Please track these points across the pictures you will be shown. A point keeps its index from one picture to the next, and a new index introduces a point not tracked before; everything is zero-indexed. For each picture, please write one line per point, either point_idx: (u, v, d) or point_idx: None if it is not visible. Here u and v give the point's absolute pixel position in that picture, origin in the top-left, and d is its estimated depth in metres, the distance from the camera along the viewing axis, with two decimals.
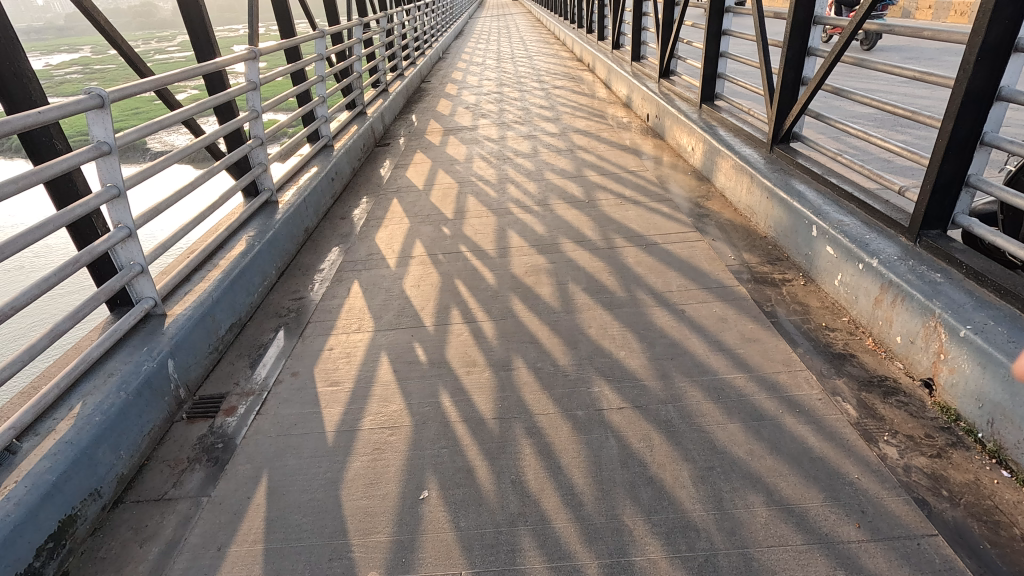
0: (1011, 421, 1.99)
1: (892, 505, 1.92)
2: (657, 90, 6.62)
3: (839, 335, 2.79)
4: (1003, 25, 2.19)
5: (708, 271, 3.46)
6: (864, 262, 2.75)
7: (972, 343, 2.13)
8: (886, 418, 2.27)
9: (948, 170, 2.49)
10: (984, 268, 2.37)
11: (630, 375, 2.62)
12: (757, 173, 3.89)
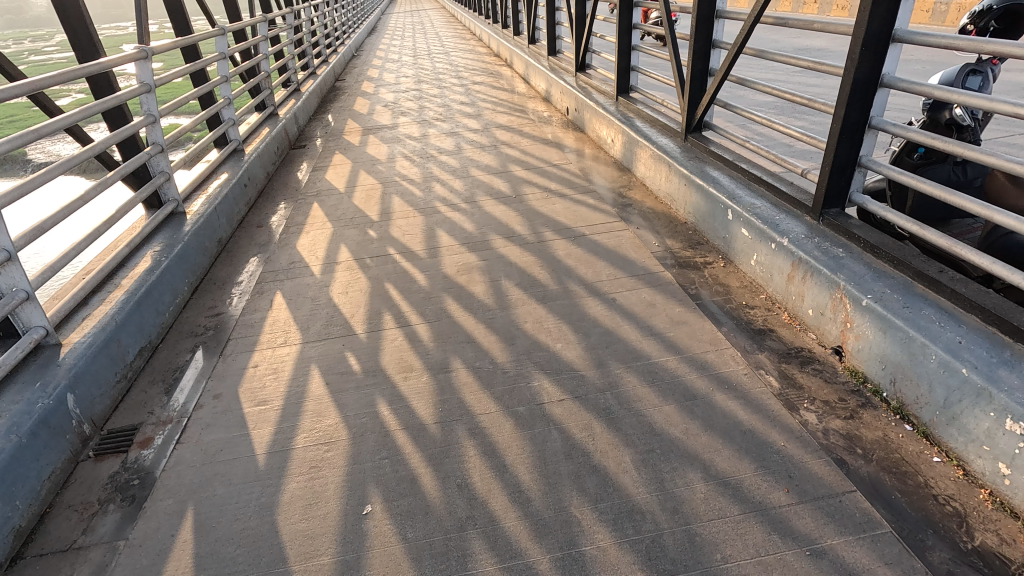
0: (910, 379, 2.18)
1: (816, 467, 2.05)
2: (575, 83, 6.74)
3: (758, 311, 2.96)
4: (881, 18, 2.38)
5: (635, 259, 3.56)
6: (776, 241, 2.93)
7: (873, 311, 2.31)
8: (805, 387, 2.43)
9: (843, 152, 2.69)
10: (879, 241, 2.59)
11: (569, 367, 2.65)
12: (673, 162, 4.05)
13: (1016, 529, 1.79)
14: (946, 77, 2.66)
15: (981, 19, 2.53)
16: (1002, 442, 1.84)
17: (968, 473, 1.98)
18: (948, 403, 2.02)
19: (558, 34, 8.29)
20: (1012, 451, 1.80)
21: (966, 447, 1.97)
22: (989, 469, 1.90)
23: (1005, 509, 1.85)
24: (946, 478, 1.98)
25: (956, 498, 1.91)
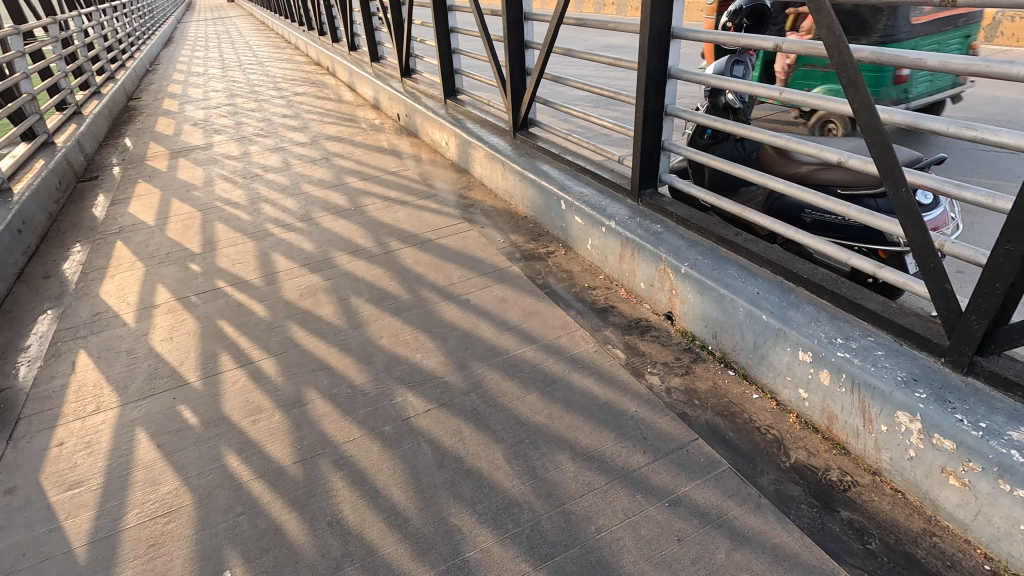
0: (726, 331, 2.49)
1: (664, 424, 2.27)
2: (402, 89, 6.67)
3: (599, 291, 3.18)
4: (661, 18, 2.67)
5: (483, 257, 3.62)
6: (605, 225, 3.17)
7: (691, 276, 2.61)
8: (647, 353, 2.68)
9: (649, 138, 2.99)
10: (688, 214, 2.93)
11: (431, 375, 2.61)
12: (507, 160, 4.19)
13: (818, 441, 2.14)
14: (718, 67, 3.08)
15: (736, 17, 2.96)
16: (798, 371, 2.18)
17: (779, 402, 2.31)
18: (756, 346, 2.34)
19: (378, 39, 8.11)
20: (806, 377, 2.15)
21: (775, 381, 2.31)
22: (793, 396, 2.24)
23: (809, 426, 2.20)
24: (764, 410, 2.30)
25: (773, 425, 2.23)
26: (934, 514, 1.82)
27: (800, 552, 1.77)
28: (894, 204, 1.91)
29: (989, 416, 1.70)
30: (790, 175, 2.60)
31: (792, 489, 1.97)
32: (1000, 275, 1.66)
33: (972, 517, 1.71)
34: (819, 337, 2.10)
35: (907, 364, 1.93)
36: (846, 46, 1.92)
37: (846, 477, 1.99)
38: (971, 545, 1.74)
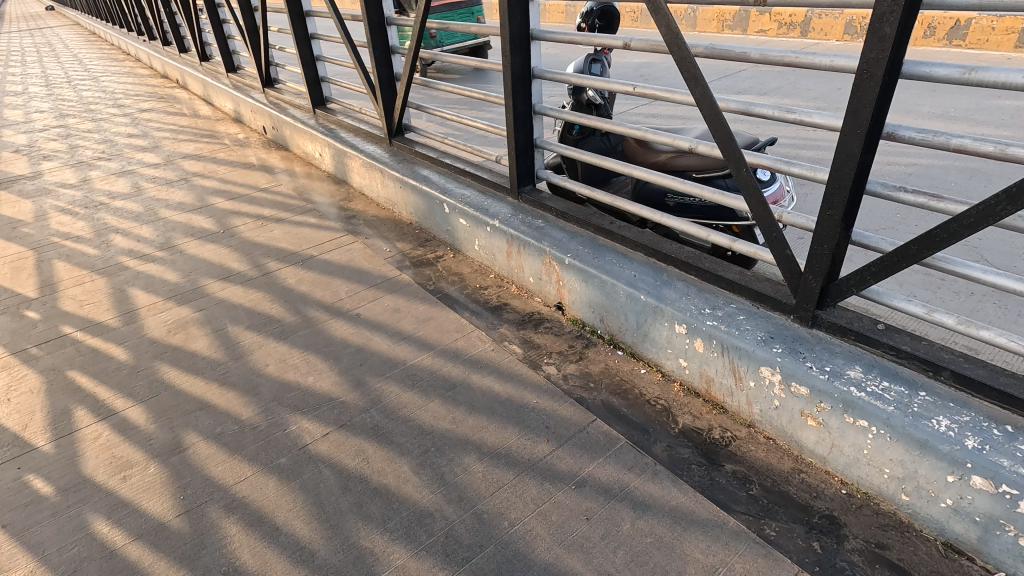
0: (612, 314, 2.63)
1: (564, 411, 2.35)
2: (265, 100, 6.28)
3: (491, 290, 3.22)
4: (519, 20, 2.76)
5: (370, 269, 3.52)
6: (489, 225, 3.21)
7: (574, 266, 2.73)
8: (542, 345, 2.76)
9: (522, 137, 3.08)
10: (565, 207, 3.05)
11: (325, 398, 2.49)
12: (385, 168, 4.10)
13: (700, 405, 2.33)
14: (578, 66, 3.24)
15: (588, 18, 3.13)
16: (677, 343, 2.36)
17: (665, 374, 2.49)
18: (639, 324, 2.50)
19: (232, 48, 7.56)
20: (684, 347, 2.33)
21: (658, 355, 2.48)
22: (675, 366, 2.42)
23: (691, 392, 2.38)
24: (652, 383, 2.47)
25: (661, 396, 2.39)
26: (799, 453, 2.06)
27: (694, 509, 1.92)
28: (738, 183, 2.13)
29: (831, 360, 1.95)
30: (652, 163, 2.80)
31: (682, 452, 2.13)
32: (825, 237, 1.91)
33: (828, 450, 1.96)
34: (690, 309, 2.29)
35: (764, 324, 2.16)
36: (684, 43, 2.11)
37: (726, 433, 2.19)
38: (830, 474, 1.99)
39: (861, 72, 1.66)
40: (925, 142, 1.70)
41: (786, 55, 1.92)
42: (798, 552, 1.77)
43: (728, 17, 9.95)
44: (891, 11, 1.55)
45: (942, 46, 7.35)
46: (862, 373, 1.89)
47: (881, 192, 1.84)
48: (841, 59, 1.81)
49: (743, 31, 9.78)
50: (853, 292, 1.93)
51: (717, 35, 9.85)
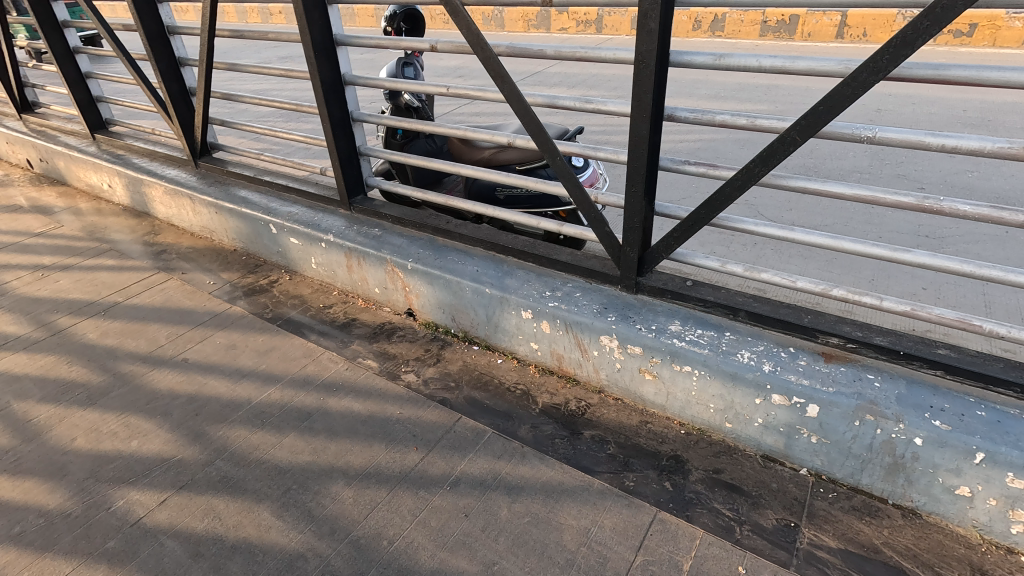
0: (462, 312, 2.67)
1: (429, 416, 2.34)
2: (24, 128, 5.25)
3: (336, 308, 3.07)
4: (319, 25, 2.65)
5: (193, 306, 3.15)
6: (324, 240, 3.06)
7: (418, 270, 2.72)
8: (398, 354, 2.71)
9: (344, 145, 2.96)
10: (400, 213, 3.02)
11: (157, 460, 2.18)
12: (193, 193, 3.68)
13: (555, 381, 2.47)
14: (390, 70, 3.21)
15: (393, 21, 3.12)
16: (525, 328, 2.47)
17: (519, 359, 2.59)
18: (489, 317, 2.57)
19: None
20: (533, 331, 2.45)
21: (511, 342, 2.57)
22: (527, 350, 2.53)
23: (546, 371, 2.52)
24: (510, 371, 2.56)
25: (520, 381, 2.49)
26: (644, 406, 2.29)
27: (562, 480, 2.04)
28: (556, 171, 2.28)
29: (656, 319, 2.20)
30: (477, 160, 2.88)
31: (545, 430, 2.25)
32: (634, 211, 2.14)
33: (665, 398, 2.20)
34: (532, 295, 2.41)
35: (598, 297, 2.35)
36: (486, 43, 2.19)
37: (581, 403, 2.36)
38: (670, 420, 2.24)
39: (638, 63, 1.88)
40: (696, 120, 1.97)
41: (577, 50, 2.11)
42: (654, 495, 1.97)
43: (532, 17, 10.58)
44: (652, 9, 1.77)
45: (707, 37, 8.59)
46: (681, 325, 2.16)
47: (671, 167, 2.09)
48: (622, 52, 2.03)
49: (547, 30, 10.46)
50: (664, 255, 2.20)
51: (524, 34, 10.41)
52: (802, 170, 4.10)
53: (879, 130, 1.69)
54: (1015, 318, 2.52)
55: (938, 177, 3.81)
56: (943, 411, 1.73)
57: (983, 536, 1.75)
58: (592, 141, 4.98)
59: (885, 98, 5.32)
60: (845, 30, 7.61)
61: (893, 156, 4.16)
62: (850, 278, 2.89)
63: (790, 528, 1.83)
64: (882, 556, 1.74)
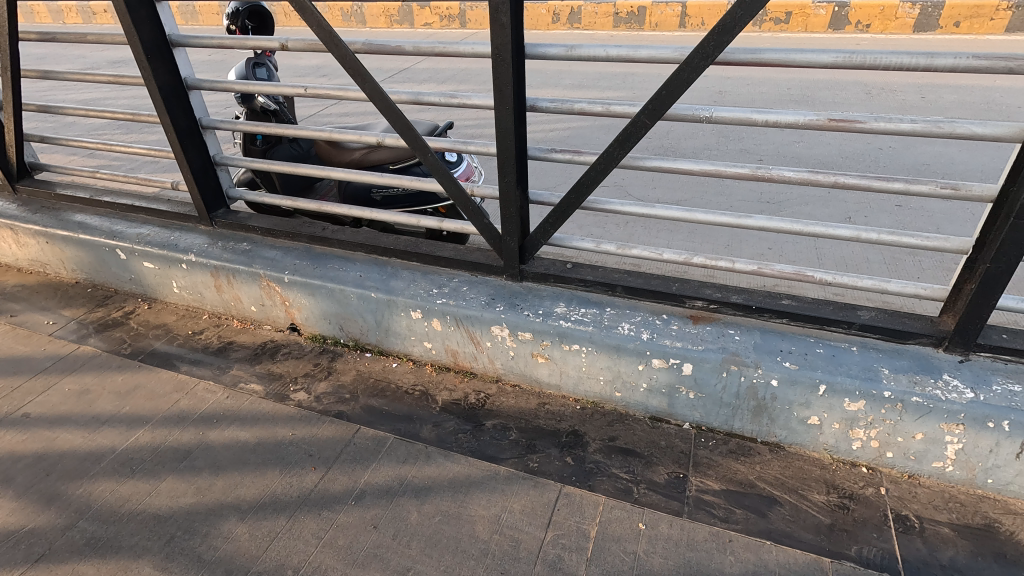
0: (349, 320, 2.57)
1: (326, 432, 2.24)
2: None
3: (209, 333, 2.82)
4: (148, 25, 2.39)
5: (30, 352, 2.74)
6: (184, 261, 2.79)
7: (296, 282, 2.57)
8: (284, 373, 2.55)
9: (195, 156, 2.71)
10: (270, 223, 2.83)
11: (3, 536, 1.89)
12: (14, 222, 3.18)
13: (453, 377, 2.47)
14: (240, 71, 3.01)
15: (237, 19, 2.92)
16: (417, 328, 2.44)
17: (415, 360, 2.55)
18: (378, 322, 2.51)
19: None
20: (425, 330, 2.43)
21: (404, 344, 2.52)
22: (422, 350, 2.50)
23: (443, 368, 2.51)
24: (406, 373, 2.52)
25: (417, 383, 2.46)
26: (541, 389, 2.36)
27: (469, 473, 2.05)
28: (429, 168, 2.25)
29: (542, 304, 2.27)
30: (349, 162, 2.79)
31: (448, 427, 2.25)
32: (509, 201, 2.18)
33: (559, 378, 2.29)
34: (420, 294, 2.39)
35: (485, 288, 2.38)
36: (339, 40, 2.11)
37: (480, 395, 2.38)
38: (566, 397, 2.33)
39: (495, 57, 1.91)
40: (557, 109, 2.03)
41: (435, 45, 2.09)
42: (558, 471, 2.05)
43: (394, 12, 10.37)
44: (502, 3, 1.81)
45: (567, 29, 8.96)
46: (566, 306, 2.25)
47: (539, 156, 2.15)
48: (479, 46, 2.06)
49: (411, 25, 10.31)
50: (543, 242, 2.27)
51: (387, 30, 10.18)
52: (661, 150, 4.43)
53: (714, 110, 1.87)
54: (841, 267, 2.93)
55: (772, 149, 4.30)
56: (791, 353, 1.97)
57: (833, 456, 2.03)
58: (466, 135, 5.00)
59: (724, 81, 5.90)
60: (686, 20, 8.32)
61: (735, 133, 4.63)
62: (709, 246, 3.18)
63: (680, 479, 2.00)
64: (757, 489, 1.95)
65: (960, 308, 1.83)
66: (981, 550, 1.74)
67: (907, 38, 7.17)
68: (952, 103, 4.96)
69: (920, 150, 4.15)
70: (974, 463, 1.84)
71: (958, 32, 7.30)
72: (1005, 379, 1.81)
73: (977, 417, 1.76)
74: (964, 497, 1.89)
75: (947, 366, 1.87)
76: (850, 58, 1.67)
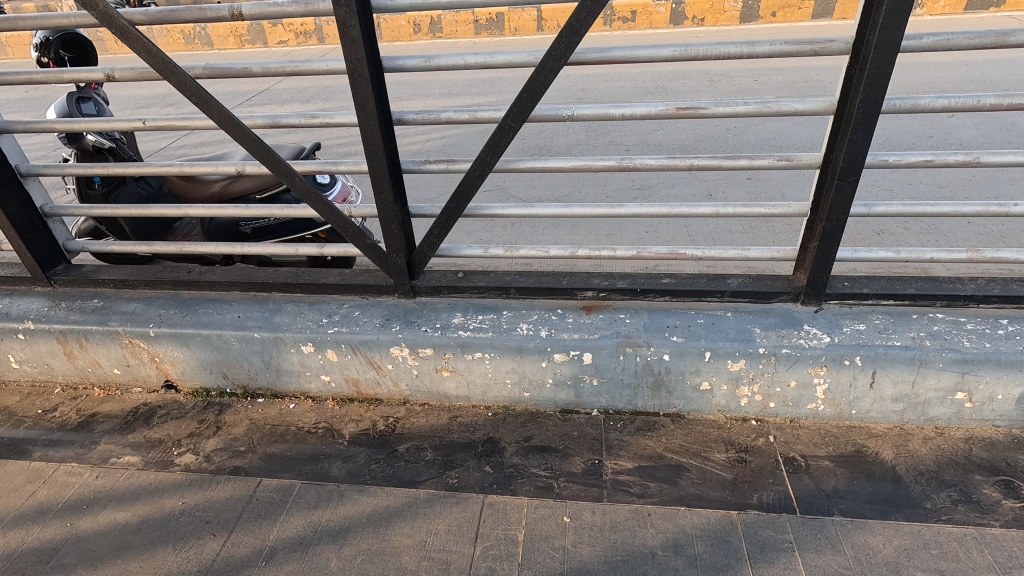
0: (233, 366, 2.37)
1: (222, 492, 2.04)
2: None
3: (65, 409, 2.46)
4: None
5: None
6: (21, 330, 2.41)
7: (165, 334, 2.32)
8: (165, 437, 2.29)
9: (15, 208, 2.33)
10: (124, 273, 2.52)
11: None
12: None
13: (357, 408, 2.36)
14: (60, 108, 2.67)
15: (48, 50, 2.58)
16: (311, 363, 2.30)
17: (314, 397, 2.41)
18: (266, 362, 2.33)
19: None
20: (320, 363, 2.29)
21: (299, 382, 2.37)
22: (320, 385, 2.36)
23: (345, 400, 2.38)
24: (306, 413, 2.36)
25: (320, 420, 2.32)
26: (450, 402, 2.33)
27: (388, 504, 1.97)
28: (299, 193, 2.11)
29: (438, 317, 2.24)
30: (209, 195, 2.62)
31: (359, 460, 2.14)
32: (390, 218, 2.12)
33: (466, 388, 2.27)
34: (309, 326, 2.25)
35: (378, 310, 2.30)
36: (175, 66, 1.93)
37: (389, 420, 2.29)
38: (477, 406, 2.32)
39: (351, 72, 1.84)
40: (424, 120, 1.99)
41: (286, 64, 1.94)
42: (479, 482, 2.03)
43: (243, 31, 9.79)
44: (350, 17, 1.74)
45: (430, 39, 8.98)
46: (463, 316, 2.23)
47: (413, 168, 2.10)
48: (334, 62, 1.95)
49: (265, 44, 9.82)
50: (430, 254, 2.23)
51: (239, 51, 9.59)
52: (537, 150, 4.58)
53: (575, 108, 1.93)
54: (710, 241, 3.19)
55: (637, 139, 4.59)
56: (677, 327, 2.11)
57: (726, 415, 2.19)
58: (339, 154, 4.83)
59: (586, 79, 6.21)
60: (543, 23, 8.68)
61: (602, 127, 4.89)
62: (592, 237, 3.33)
63: (596, 465, 2.06)
64: (666, 460, 2.06)
65: (808, 265, 2.06)
66: (855, 473, 1.97)
67: (736, 29, 8.00)
68: (779, 83, 5.60)
69: (760, 128, 4.65)
70: (840, 399, 2.08)
71: (775, 21, 8.28)
72: (852, 320, 2.06)
73: (835, 357, 1.99)
74: (837, 430, 2.12)
75: (805, 317, 2.10)
76: (686, 51, 1.80)
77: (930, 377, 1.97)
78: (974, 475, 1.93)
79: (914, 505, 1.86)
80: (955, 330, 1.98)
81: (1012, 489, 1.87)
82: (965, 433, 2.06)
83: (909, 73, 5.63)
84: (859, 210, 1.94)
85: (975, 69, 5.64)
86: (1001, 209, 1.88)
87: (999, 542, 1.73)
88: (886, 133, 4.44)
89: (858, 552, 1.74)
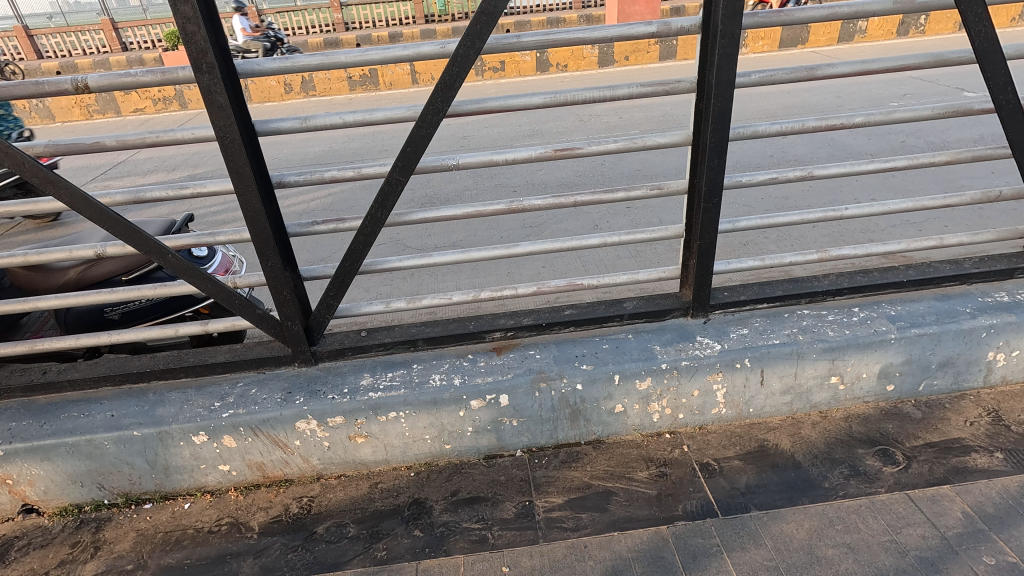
0: (110, 473, 2.07)
1: None
2: None
3: None
4: None
5: None
6: None
7: (19, 450, 1.99)
8: (27, 573, 1.94)
9: None
10: None
11: None
12: None
13: (265, 494, 2.15)
14: None
15: None
16: (205, 454, 2.08)
17: (212, 491, 2.17)
18: (152, 463, 2.07)
19: None
20: (216, 453, 2.08)
21: (194, 478, 2.13)
22: (218, 477, 2.14)
23: (250, 488, 2.17)
24: (204, 511, 2.11)
25: (221, 516, 2.08)
26: (369, 469, 2.20)
27: None
28: (172, 270, 1.94)
29: (345, 381, 2.13)
30: (62, 285, 2.35)
31: (273, 551, 1.95)
32: (280, 284, 2.00)
33: (384, 452, 2.17)
34: (199, 414, 2.04)
35: (277, 384, 2.14)
36: (9, 145, 1.72)
37: (302, 501, 2.11)
38: (397, 468, 2.22)
39: (222, 138, 1.75)
40: (306, 181, 1.93)
41: (144, 135, 1.79)
42: (408, 550, 1.92)
43: (89, 100, 9.05)
44: (215, 84, 1.67)
45: (303, 98, 8.90)
46: (371, 376, 2.14)
47: (300, 231, 2.01)
48: (200, 129, 1.83)
49: (117, 113, 9.15)
50: (329, 317, 2.13)
51: (87, 122, 8.87)
52: (427, 199, 4.63)
53: (459, 157, 1.97)
54: (602, 269, 3.38)
55: (522, 180, 4.81)
56: (586, 355, 2.18)
57: (642, 433, 2.28)
58: (217, 222, 4.56)
59: (466, 126, 6.45)
60: (416, 77, 8.95)
61: (487, 172, 5.07)
62: (493, 278, 3.40)
63: (526, 507, 2.04)
64: (593, 488, 2.09)
65: (691, 280, 2.23)
66: (762, 467, 2.12)
67: (595, 73, 8.78)
68: (640, 119, 6.17)
69: (630, 161, 5.07)
70: (738, 399, 2.24)
71: (629, 64, 9.17)
72: (736, 326, 2.26)
73: (728, 362, 2.15)
74: (740, 429, 2.28)
75: (697, 329, 2.26)
76: (555, 97, 1.91)
77: (809, 367, 2.19)
78: (858, 449, 2.15)
79: (815, 487, 2.02)
80: (820, 322, 2.24)
81: (889, 456, 2.11)
82: (844, 412, 2.31)
83: (745, 103, 6.47)
84: (725, 227, 2.14)
85: (795, 97, 6.61)
86: (837, 213, 2.17)
87: (888, 506, 1.93)
88: (736, 155, 5.04)
89: (777, 542, 1.85)
